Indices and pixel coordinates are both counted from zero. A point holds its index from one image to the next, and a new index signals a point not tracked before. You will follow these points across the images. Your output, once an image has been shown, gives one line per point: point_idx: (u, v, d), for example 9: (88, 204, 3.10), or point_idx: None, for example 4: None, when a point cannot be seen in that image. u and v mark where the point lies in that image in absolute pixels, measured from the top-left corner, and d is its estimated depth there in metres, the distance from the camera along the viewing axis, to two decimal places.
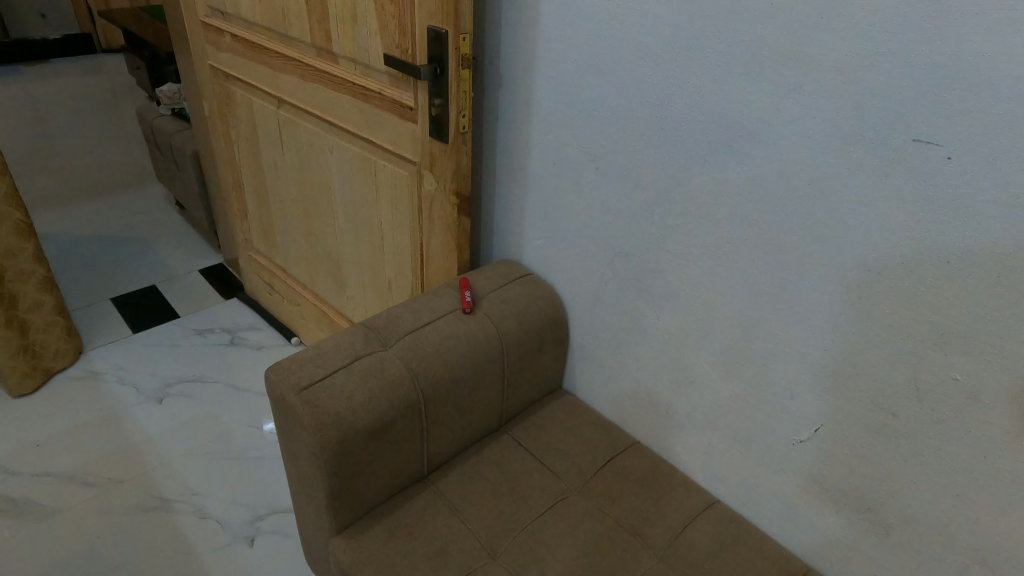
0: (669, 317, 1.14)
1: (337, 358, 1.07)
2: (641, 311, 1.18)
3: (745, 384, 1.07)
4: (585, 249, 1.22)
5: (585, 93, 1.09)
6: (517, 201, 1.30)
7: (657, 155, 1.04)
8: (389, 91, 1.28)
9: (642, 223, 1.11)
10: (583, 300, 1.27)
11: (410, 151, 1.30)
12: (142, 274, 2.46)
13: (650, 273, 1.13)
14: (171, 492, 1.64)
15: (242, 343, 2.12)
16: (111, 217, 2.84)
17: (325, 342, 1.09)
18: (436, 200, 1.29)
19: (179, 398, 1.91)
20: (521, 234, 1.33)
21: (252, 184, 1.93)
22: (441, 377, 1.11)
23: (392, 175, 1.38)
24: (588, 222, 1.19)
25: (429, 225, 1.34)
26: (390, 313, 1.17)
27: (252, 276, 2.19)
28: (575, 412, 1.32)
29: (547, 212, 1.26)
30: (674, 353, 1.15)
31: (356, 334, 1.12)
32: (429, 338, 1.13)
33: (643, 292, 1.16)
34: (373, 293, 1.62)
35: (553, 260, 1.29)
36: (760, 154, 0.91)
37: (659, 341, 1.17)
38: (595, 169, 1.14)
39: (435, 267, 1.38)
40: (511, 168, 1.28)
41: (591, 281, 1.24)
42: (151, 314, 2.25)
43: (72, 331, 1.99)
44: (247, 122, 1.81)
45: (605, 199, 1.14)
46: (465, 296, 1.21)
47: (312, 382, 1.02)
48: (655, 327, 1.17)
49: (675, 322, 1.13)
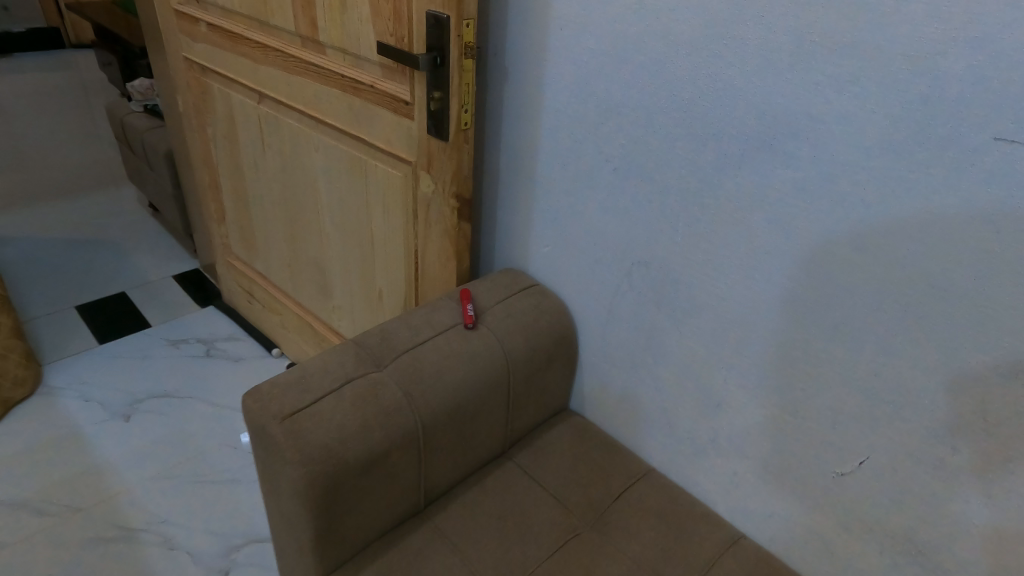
0: (693, 335, 1.04)
1: (325, 380, 0.95)
2: (662, 327, 1.07)
3: (778, 410, 0.97)
4: (599, 259, 1.11)
5: (601, 87, 0.98)
6: (523, 206, 1.19)
7: (685, 155, 0.93)
8: (383, 85, 1.17)
9: (664, 229, 1.00)
10: (595, 315, 1.16)
11: (406, 151, 1.19)
12: (111, 280, 2.30)
13: (672, 285, 1.03)
14: (137, 520, 1.50)
15: (218, 355, 1.97)
16: (80, 219, 2.67)
17: (312, 361, 0.98)
18: (433, 204, 1.18)
19: (148, 416, 1.77)
20: (526, 240, 1.22)
21: (230, 184, 1.79)
22: (442, 401, 1.00)
23: (384, 175, 1.27)
24: (603, 229, 1.09)
25: (425, 231, 1.22)
26: (384, 328, 1.05)
27: (230, 283, 2.05)
28: (584, 436, 1.21)
29: (556, 217, 1.15)
30: (698, 373, 1.05)
31: (347, 351, 1.00)
32: (428, 357, 1.01)
33: (664, 307, 1.05)
34: (362, 304, 1.50)
35: (562, 268, 1.18)
36: (806, 154, 0.81)
37: (680, 361, 1.07)
38: (613, 170, 1.03)
39: (431, 276, 1.26)
40: (517, 168, 1.17)
41: (606, 293, 1.13)
42: (120, 323, 2.10)
43: (31, 357, 1.86)
44: (225, 118, 1.68)
45: (624, 204, 1.04)
46: (467, 309, 1.09)
47: (297, 410, 0.90)
48: (676, 345, 1.07)
49: (699, 341, 1.03)
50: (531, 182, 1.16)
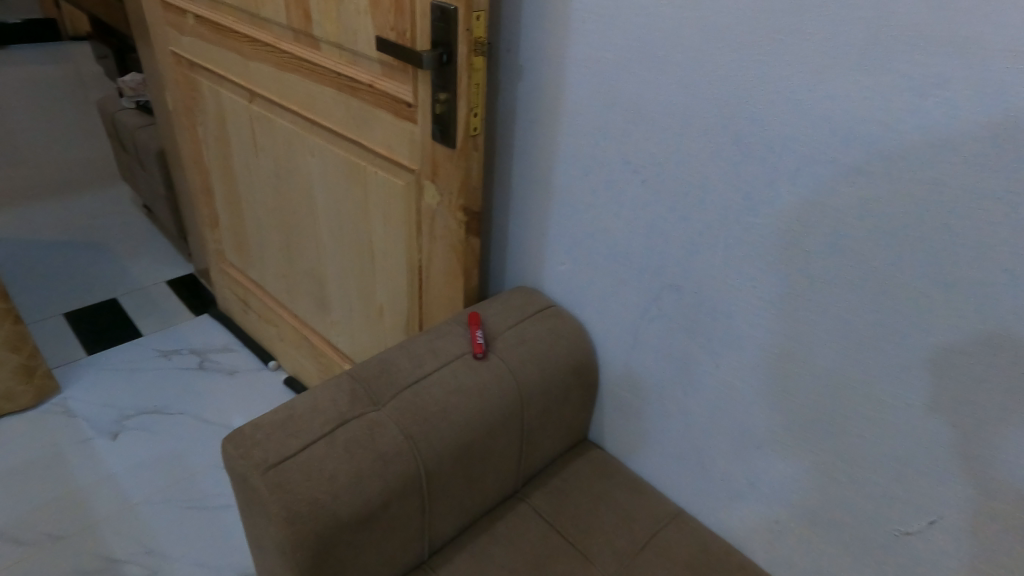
0: (730, 368, 0.92)
1: (315, 421, 0.84)
2: (695, 358, 0.96)
3: (829, 456, 0.86)
4: (624, 280, 1.00)
5: (630, 88, 0.87)
6: (539, 219, 1.08)
7: (727, 167, 0.81)
8: (383, 84, 1.06)
9: (701, 250, 0.89)
10: (617, 341, 1.05)
11: (408, 157, 1.07)
12: (102, 285, 2.20)
13: (708, 312, 0.91)
14: (122, 550, 1.40)
15: (212, 367, 1.86)
16: (71, 220, 2.56)
17: (301, 398, 0.87)
18: (438, 217, 1.07)
19: (137, 434, 1.66)
20: (542, 256, 1.11)
21: (221, 188, 1.68)
22: (447, 444, 0.88)
23: (384, 183, 1.15)
24: (629, 247, 0.97)
25: (430, 246, 1.11)
26: (383, 358, 0.94)
27: (224, 290, 1.94)
28: (605, 473, 1.10)
29: (576, 232, 1.03)
30: (736, 410, 0.94)
31: (341, 386, 0.89)
32: (432, 392, 0.90)
33: (697, 336, 0.94)
34: (362, 320, 1.39)
35: (581, 289, 1.07)
36: (877, 169, 0.69)
37: (714, 395, 0.96)
38: (641, 183, 0.92)
39: (436, 294, 1.15)
40: (531, 177, 1.05)
41: (631, 318, 1.02)
42: (110, 331, 1.99)
43: (37, 372, 1.69)
44: (216, 118, 1.57)
45: (654, 221, 0.92)
46: (476, 335, 0.98)
47: (283, 458, 0.80)
48: (711, 377, 0.95)
49: (738, 375, 0.92)
50: (548, 193, 1.04)
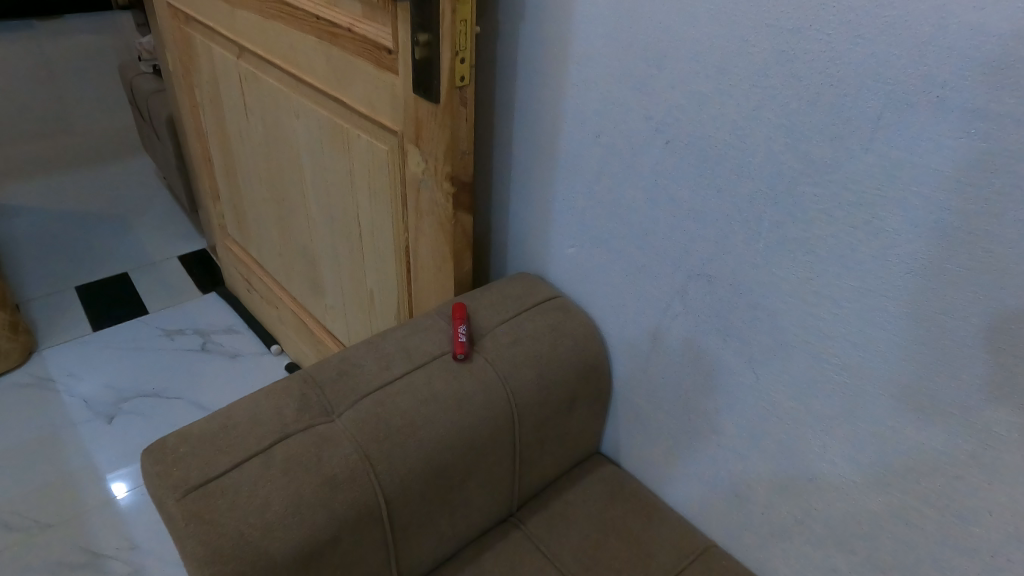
0: (777, 381, 0.72)
1: (251, 435, 0.69)
2: (729, 367, 0.76)
3: (911, 503, 0.65)
4: (644, 267, 0.81)
5: (654, 21, 0.67)
6: (543, 191, 0.89)
7: (781, 120, 0.61)
8: (361, 27, 0.88)
9: (741, 231, 0.69)
10: (636, 341, 0.86)
11: (391, 116, 0.90)
12: (114, 258, 2.11)
13: (749, 311, 0.71)
14: (106, 544, 1.31)
15: (214, 349, 1.75)
16: (90, 192, 2.49)
17: (241, 405, 0.72)
18: (424, 187, 0.89)
19: (134, 418, 1.56)
20: (547, 236, 0.92)
21: (219, 157, 1.55)
22: (415, 466, 0.72)
23: (368, 148, 0.99)
24: (651, 226, 0.78)
25: (416, 223, 0.94)
26: (344, 357, 0.78)
27: (229, 267, 1.83)
28: (618, 496, 0.92)
29: (587, 207, 0.84)
30: (783, 433, 0.74)
31: (289, 392, 0.74)
32: (397, 402, 0.74)
33: (735, 339, 0.74)
34: (354, 307, 1.24)
35: (593, 277, 0.88)
36: (1006, 115, 0.48)
37: (755, 413, 0.76)
38: (666, 145, 0.72)
39: (424, 279, 0.98)
40: (534, 139, 0.87)
41: (653, 314, 0.82)
42: (117, 307, 1.90)
43: (17, 326, 1.68)
44: (209, 78, 1.43)
45: (682, 195, 0.73)
46: (458, 332, 0.80)
47: (208, 480, 0.65)
48: (752, 392, 0.75)
49: (786, 391, 0.72)
50: (553, 159, 0.86)
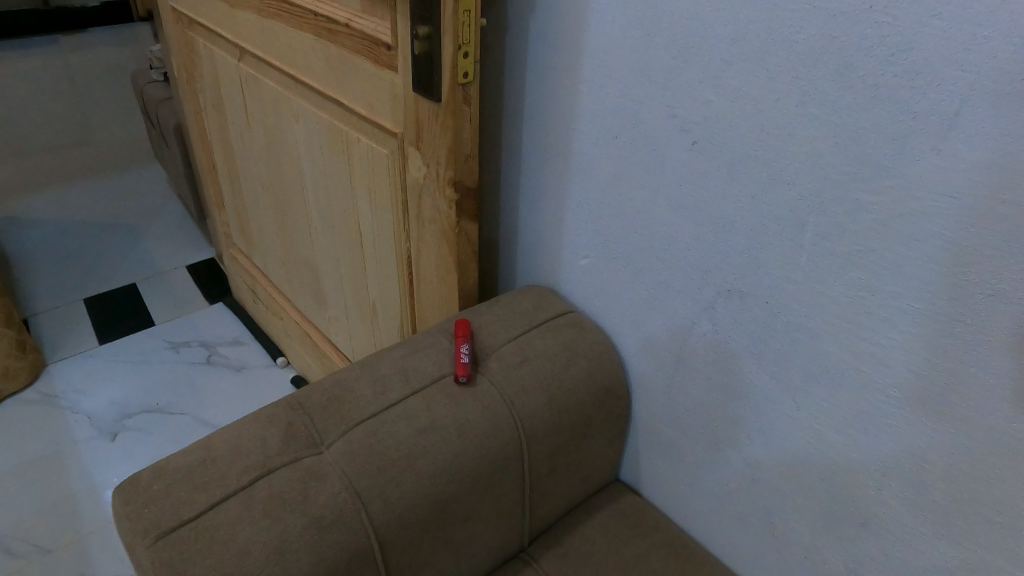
0: (822, 411, 0.64)
1: (231, 470, 0.62)
2: (761, 398, 0.68)
3: (988, 559, 0.56)
4: (666, 281, 0.73)
5: (681, 6, 0.59)
6: (555, 197, 0.82)
7: (830, 116, 0.53)
8: (359, 23, 0.82)
9: (779, 241, 0.60)
10: (658, 361, 0.78)
11: (391, 118, 0.84)
12: (121, 267, 2.07)
13: (789, 331, 0.63)
14: (106, 570, 1.25)
15: (220, 362, 1.69)
16: (102, 202, 2.46)
17: (222, 436, 0.66)
18: (427, 194, 0.83)
19: (138, 434, 1.51)
20: (559, 246, 0.85)
21: (222, 164, 1.50)
22: (414, 503, 0.65)
23: (368, 153, 0.92)
24: (674, 236, 0.70)
25: (418, 232, 0.87)
26: (336, 381, 0.71)
27: (236, 277, 1.78)
28: (640, 530, 0.84)
29: (603, 214, 0.77)
30: (829, 471, 0.65)
31: (274, 420, 0.67)
32: (393, 432, 0.66)
33: (772, 362, 0.66)
34: (358, 320, 1.18)
35: (610, 290, 0.80)
36: None
37: (797, 446, 0.67)
38: (692, 145, 0.64)
39: (428, 293, 0.91)
40: (544, 141, 0.79)
41: (677, 333, 0.74)
42: (123, 318, 1.86)
43: (25, 344, 1.63)
44: (211, 83, 1.38)
45: (710, 201, 0.65)
46: (460, 352, 0.73)
47: (182, 523, 0.58)
48: (792, 422, 0.67)
49: (833, 422, 0.63)
50: (566, 163, 0.78)
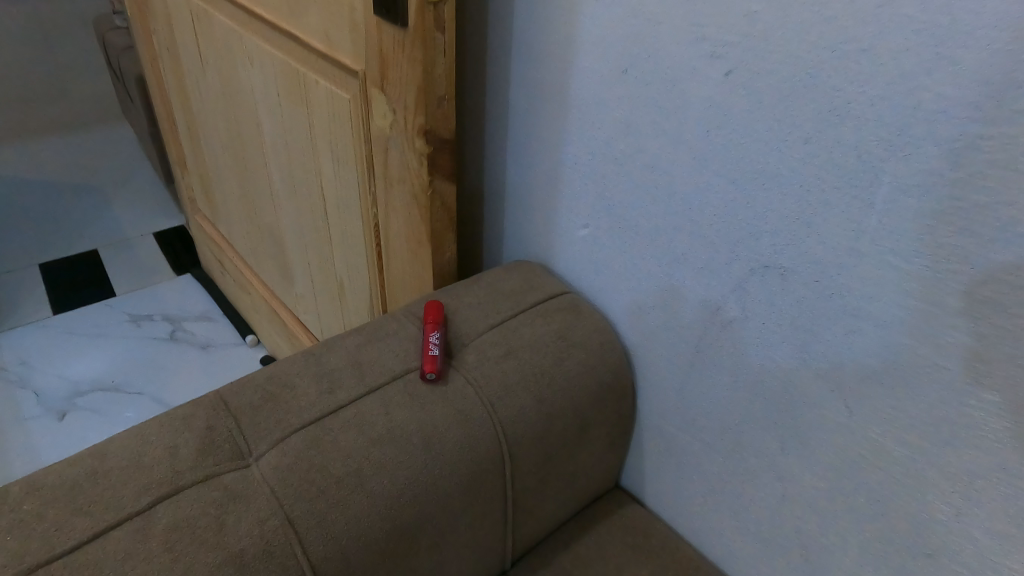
0: (889, 428, 0.49)
1: (126, 488, 0.49)
2: (809, 397, 0.53)
3: None
4: (684, 257, 0.58)
5: None
6: (549, 154, 0.67)
7: (927, 23, 0.37)
8: None
9: (842, 201, 0.45)
10: (670, 355, 0.64)
11: (351, 52, 0.68)
12: (83, 232, 1.91)
13: (851, 323, 0.48)
14: None
15: (183, 339, 1.55)
16: (65, 157, 2.27)
17: (123, 442, 0.52)
18: (394, 147, 0.68)
19: (90, 414, 1.36)
20: (552, 215, 0.70)
21: (180, 119, 1.33)
22: (365, 533, 0.51)
23: (327, 98, 0.77)
24: (697, 199, 0.54)
25: (386, 194, 0.73)
26: (272, 374, 0.58)
27: (203, 246, 1.63)
28: (644, 552, 0.70)
29: (607, 173, 0.62)
30: (893, 502, 0.50)
31: (190, 425, 0.53)
32: (339, 442, 0.53)
33: (821, 363, 0.51)
34: (325, 297, 1.03)
35: (613, 268, 0.66)
36: None
37: (850, 468, 0.52)
38: (726, 78, 0.48)
39: (398, 267, 0.77)
40: (537, 82, 0.64)
41: (695, 322, 0.59)
42: (81, 288, 1.71)
43: None
44: (162, 23, 1.21)
45: (746, 152, 0.49)
46: (429, 342, 0.59)
47: (53, 559, 0.45)
48: (844, 439, 0.52)
49: (903, 442, 0.48)
50: (562, 109, 0.63)
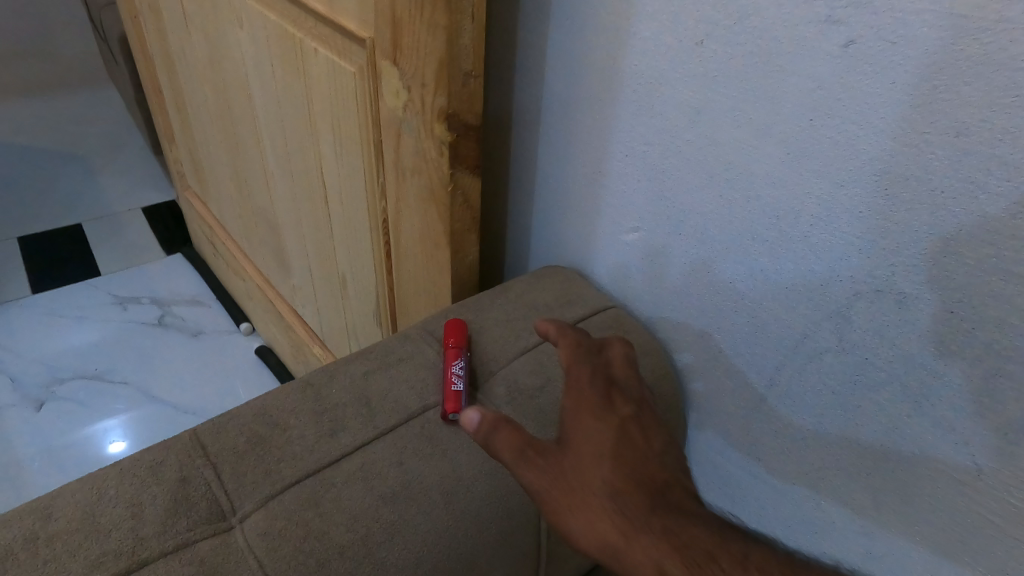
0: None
1: (72, 562, 0.39)
2: (922, 447, 0.43)
3: None
4: (763, 274, 0.48)
5: None
6: (593, 141, 0.56)
7: None
8: None
9: (1003, 213, 0.35)
10: (735, 385, 0.54)
11: (356, 15, 0.57)
12: (65, 205, 1.79)
13: (994, 367, 0.38)
14: None
15: (172, 324, 1.46)
16: (47, 122, 2.13)
17: (75, 497, 0.42)
18: (407, 132, 0.57)
19: (69, 405, 1.26)
20: (593, 213, 0.59)
21: (165, 86, 1.21)
22: None
23: (326, 70, 0.66)
24: (788, 204, 0.44)
25: (397, 186, 0.62)
26: (261, 412, 0.48)
27: (195, 225, 1.52)
28: None
29: (667, 168, 0.51)
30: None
31: (158, 476, 0.44)
32: (343, 501, 0.43)
33: (945, 412, 0.41)
34: (326, 293, 0.93)
35: (667, 280, 0.56)
36: None
37: (969, 534, 0.43)
38: (842, 51, 0.38)
39: (411, 269, 0.67)
40: (581, 55, 0.53)
41: (771, 349, 0.50)
42: (63, 266, 1.60)
43: None
44: None
45: (866, 148, 0.39)
46: (452, 372, 0.50)
47: None
48: (963, 500, 0.42)
49: None
50: (612, 87, 0.52)
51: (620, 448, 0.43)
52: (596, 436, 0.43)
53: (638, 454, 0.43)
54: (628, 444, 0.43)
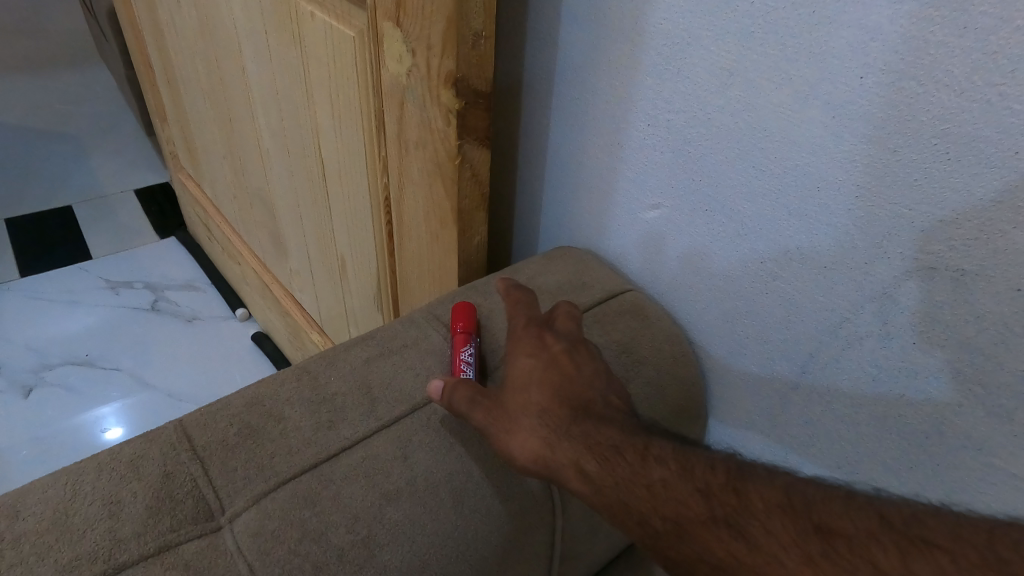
0: None
1: (42, 567, 0.35)
2: (973, 441, 0.39)
3: None
4: (800, 252, 0.44)
5: None
6: (611, 110, 0.52)
7: None
8: None
9: None
10: (762, 374, 0.50)
11: None
12: (55, 187, 1.74)
13: None
14: None
15: (165, 309, 1.42)
16: (38, 100, 2.07)
17: (47, 494, 0.39)
18: (411, 100, 0.53)
19: (59, 390, 1.22)
20: (610, 189, 0.55)
21: (156, 60, 1.16)
22: None
23: (323, 35, 0.61)
24: (832, 176, 0.40)
25: (400, 160, 0.58)
26: (254, 402, 0.45)
27: (189, 207, 1.48)
28: None
29: (694, 137, 0.47)
30: None
31: (140, 472, 0.40)
32: (342, 499, 0.40)
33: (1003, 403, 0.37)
34: (325, 276, 0.89)
35: (689, 260, 0.52)
36: None
37: None
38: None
39: (415, 249, 0.63)
40: (599, 14, 0.49)
41: (805, 335, 0.46)
42: (53, 250, 1.56)
43: None
44: None
45: (925, 108, 0.35)
46: (460, 360, 0.46)
47: None
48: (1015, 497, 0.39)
49: None
50: (635, 48, 0.48)
51: (548, 368, 0.44)
52: (525, 363, 0.44)
53: (561, 371, 0.43)
54: (557, 368, 0.44)
